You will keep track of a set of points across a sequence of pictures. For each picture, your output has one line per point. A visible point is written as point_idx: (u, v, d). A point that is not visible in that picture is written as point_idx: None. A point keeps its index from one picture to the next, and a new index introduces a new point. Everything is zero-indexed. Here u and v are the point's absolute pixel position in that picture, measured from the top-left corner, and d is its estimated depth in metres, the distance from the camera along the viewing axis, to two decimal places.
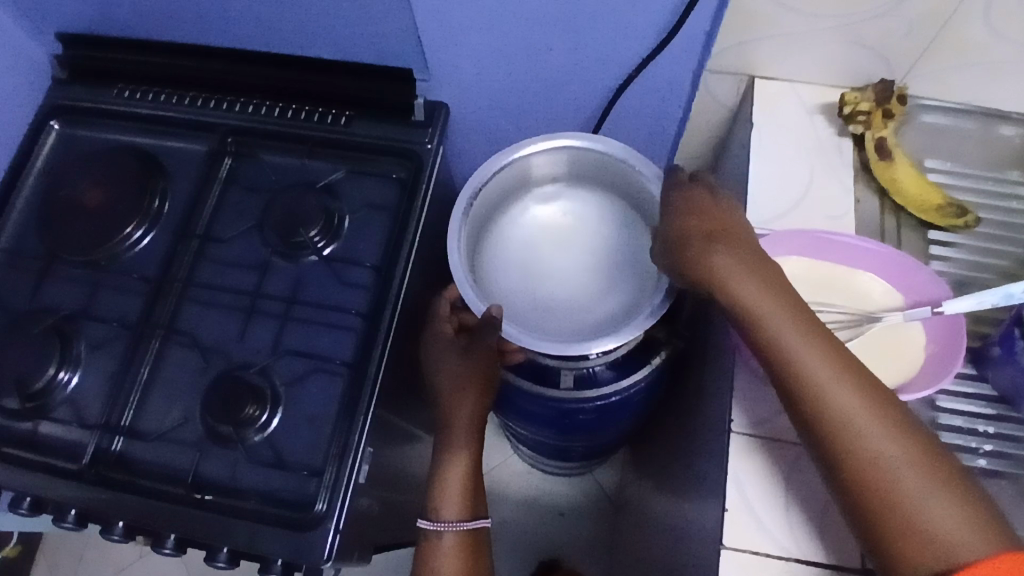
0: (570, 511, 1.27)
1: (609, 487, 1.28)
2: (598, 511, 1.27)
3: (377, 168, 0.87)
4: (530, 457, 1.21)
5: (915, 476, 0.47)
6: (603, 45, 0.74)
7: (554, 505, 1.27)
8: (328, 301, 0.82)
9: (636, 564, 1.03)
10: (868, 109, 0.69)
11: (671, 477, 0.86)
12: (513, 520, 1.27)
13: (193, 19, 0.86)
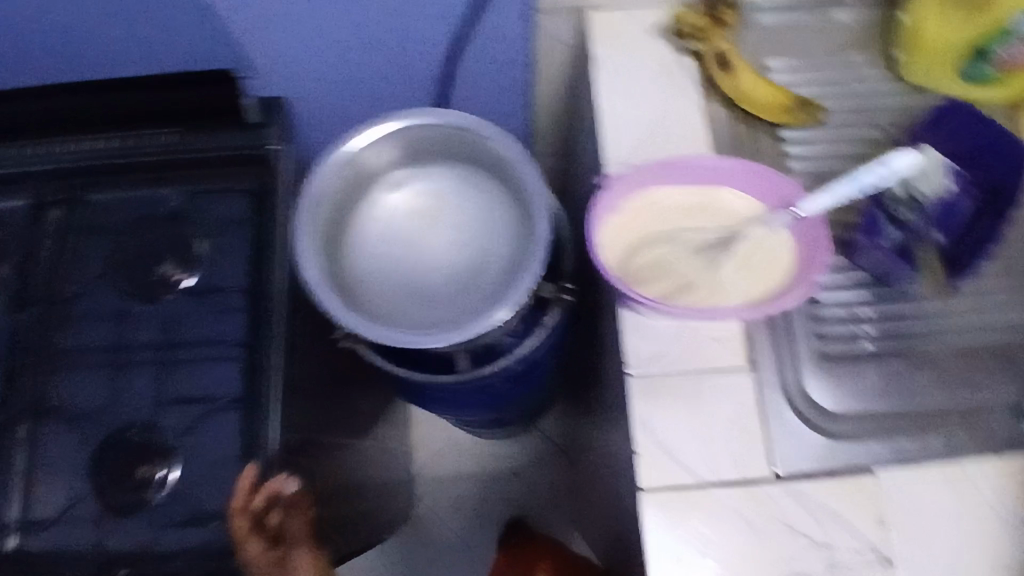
0: (523, 471, 1.27)
1: (557, 436, 1.28)
2: (551, 460, 1.28)
3: (222, 185, 0.83)
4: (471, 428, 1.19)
5: None
6: (422, 2, 0.71)
7: (508, 467, 1.27)
8: (204, 336, 0.79)
9: (591, 506, 1.04)
10: (698, 21, 0.68)
11: (600, 424, 0.86)
12: (471, 491, 1.26)
13: None
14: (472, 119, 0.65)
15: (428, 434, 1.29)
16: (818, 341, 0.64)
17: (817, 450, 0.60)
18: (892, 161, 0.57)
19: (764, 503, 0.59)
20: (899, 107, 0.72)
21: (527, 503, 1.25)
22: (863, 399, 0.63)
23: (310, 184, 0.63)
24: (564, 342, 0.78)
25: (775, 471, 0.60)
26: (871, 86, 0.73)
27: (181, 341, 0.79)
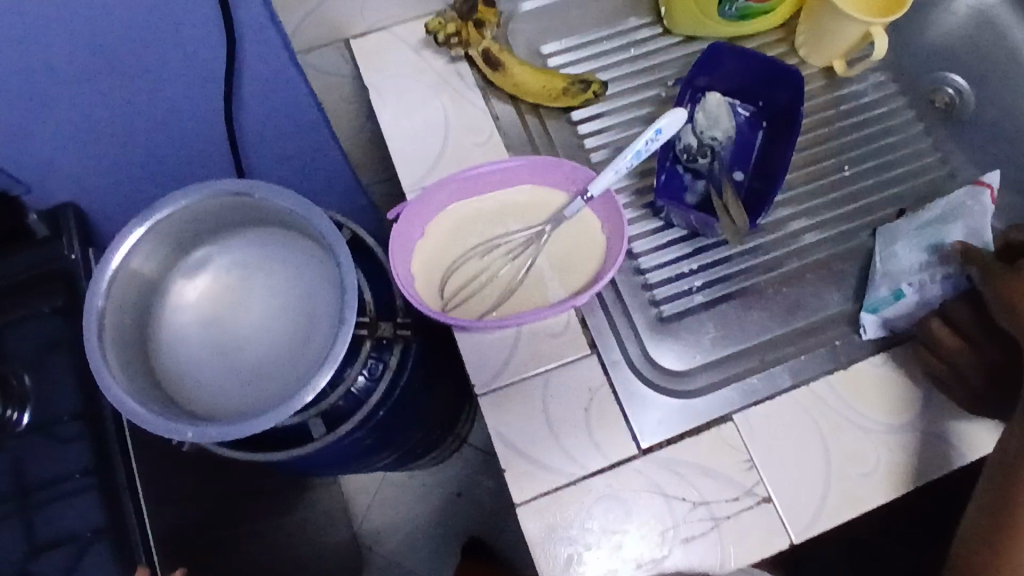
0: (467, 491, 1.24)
1: (490, 448, 1.24)
2: (489, 472, 1.23)
3: (26, 311, 0.76)
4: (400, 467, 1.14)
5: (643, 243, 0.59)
6: (172, 75, 0.67)
7: (450, 489, 1.23)
8: (51, 474, 0.73)
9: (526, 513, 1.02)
10: (457, 28, 0.66)
11: None
12: (420, 525, 1.23)
13: None
14: (249, 184, 0.61)
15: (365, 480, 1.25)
16: (652, 307, 0.65)
17: (675, 413, 0.61)
18: (661, 124, 0.58)
19: (637, 480, 0.59)
20: (681, 59, 0.72)
21: (477, 522, 1.22)
22: (710, 351, 0.64)
23: (92, 304, 0.57)
24: (426, 371, 0.77)
25: (638, 446, 0.60)
26: (648, 45, 0.73)
27: (33, 485, 0.73)
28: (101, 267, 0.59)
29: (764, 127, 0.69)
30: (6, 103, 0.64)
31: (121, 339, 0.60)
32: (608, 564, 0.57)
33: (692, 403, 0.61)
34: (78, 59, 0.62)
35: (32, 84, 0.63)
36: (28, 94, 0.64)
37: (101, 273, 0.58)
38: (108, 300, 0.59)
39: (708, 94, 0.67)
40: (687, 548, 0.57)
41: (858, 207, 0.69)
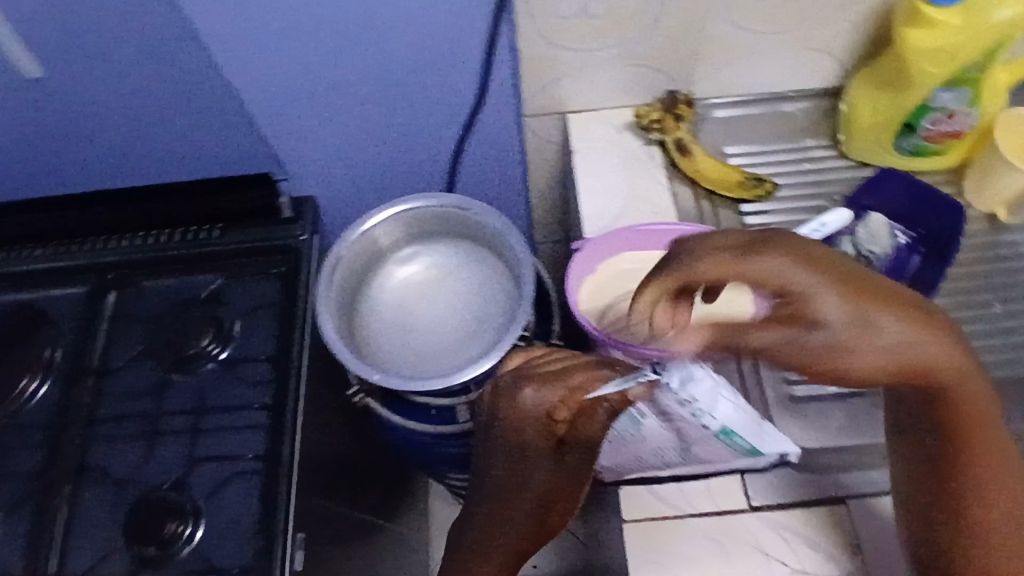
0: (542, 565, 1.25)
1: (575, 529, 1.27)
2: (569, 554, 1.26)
3: (257, 269, 0.93)
4: None
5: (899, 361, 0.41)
6: (425, 112, 0.86)
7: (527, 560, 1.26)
8: (231, 403, 0.87)
9: None
10: (659, 116, 0.80)
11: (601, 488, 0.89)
12: None
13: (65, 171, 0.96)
14: (471, 204, 0.78)
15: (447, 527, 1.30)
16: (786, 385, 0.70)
17: (788, 482, 0.65)
18: (826, 219, 0.66)
19: (739, 531, 0.63)
20: (847, 176, 0.82)
21: None
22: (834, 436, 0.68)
23: (334, 255, 0.74)
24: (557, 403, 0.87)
25: (749, 502, 0.64)
26: (820, 164, 0.83)
27: (212, 407, 0.87)
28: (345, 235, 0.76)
29: (921, 250, 0.74)
30: (303, 109, 0.85)
31: (339, 293, 0.76)
32: None
33: (806, 477, 0.65)
34: (364, 86, 0.82)
35: (327, 96, 0.83)
36: (321, 105, 0.84)
37: (345, 238, 0.75)
38: (343, 259, 0.76)
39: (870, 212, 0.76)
40: None
41: (1001, 341, 0.72)
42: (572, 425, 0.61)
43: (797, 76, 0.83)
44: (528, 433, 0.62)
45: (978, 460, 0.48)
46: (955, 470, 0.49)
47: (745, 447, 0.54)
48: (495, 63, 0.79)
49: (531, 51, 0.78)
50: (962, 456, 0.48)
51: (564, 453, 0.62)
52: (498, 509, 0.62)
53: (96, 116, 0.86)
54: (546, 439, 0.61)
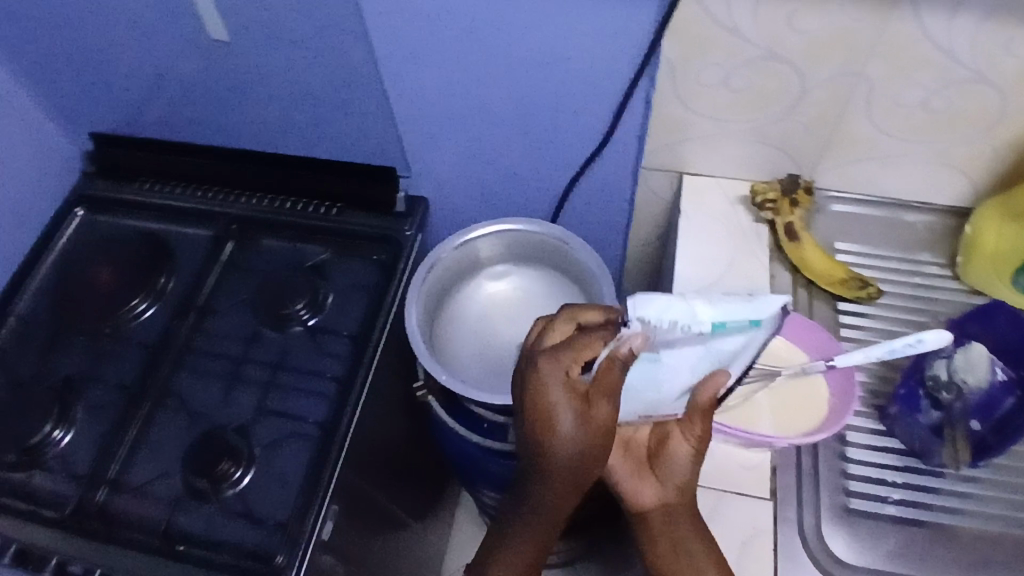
0: None
1: None
2: None
3: (361, 252, 1.01)
4: None
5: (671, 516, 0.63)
6: (549, 147, 0.89)
7: None
8: (308, 367, 0.93)
9: None
10: (775, 197, 0.80)
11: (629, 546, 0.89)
12: None
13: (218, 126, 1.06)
14: (569, 237, 0.82)
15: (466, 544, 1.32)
16: (844, 493, 0.68)
17: None
18: (925, 336, 0.63)
19: None
20: (957, 301, 0.80)
21: None
22: (882, 560, 0.65)
23: (433, 256, 0.81)
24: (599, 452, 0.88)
25: None
26: (934, 281, 0.82)
27: (290, 366, 0.93)
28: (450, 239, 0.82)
29: (1019, 393, 0.67)
30: (438, 119, 0.90)
31: (431, 289, 0.83)
32: None
33: None
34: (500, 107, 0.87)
35: (462, 113, 0.88)
36: (455, 119, 0.90)
37: (449, 242, 0.81)
38: (443, 260, 0.83)
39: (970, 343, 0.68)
40: None
41: None
42: (586, 402, 0.57)
43: (926, 189, 0.82)
44: (552, 422, 0.57)
45: (688, 546, 0.62)
46: (671, 546, 0.62)
47: (745, 328, 0.51)
48: (624, 116, 0.82)
49: (664, 108, 0.80)
50: (672, 530, 0.62)
51: (583, 439, 0.57)
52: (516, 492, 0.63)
53: (259, 84, 0.95)
54: (577, 423, 0.57)
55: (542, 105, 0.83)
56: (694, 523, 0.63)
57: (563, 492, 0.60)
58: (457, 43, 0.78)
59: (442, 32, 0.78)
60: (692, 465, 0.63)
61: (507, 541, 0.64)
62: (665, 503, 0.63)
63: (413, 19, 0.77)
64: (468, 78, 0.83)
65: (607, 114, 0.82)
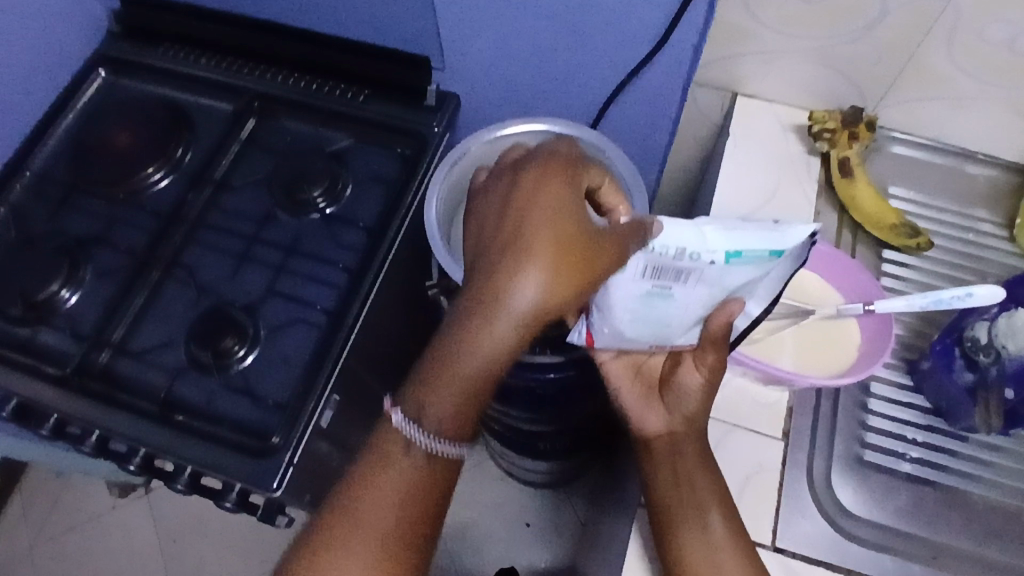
0: (535, 524, 1.28)
1: (578, 504, 1.29)
2: (564, 525, 1.27)
3: (384, 142, 0.97)
4: (504, 457, 1.22)
5: (684, 445, 0.61)
6: (594, 48, 0.83)
7: (522, 516, 1.28)
8: (321, 255, 0.90)
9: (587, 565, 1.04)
10: (834, 127, 0.74)
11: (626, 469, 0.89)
12: (482, 520, 1.28)
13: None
14: (606, 142, 0.78)
15: None
16: (858, 444, 0.66)
17: (825, 539, 0.60)
18: (977, 290, 0.58)
19: None
20: (1005, 263, 0.74)
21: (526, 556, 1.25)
22: (887, 514, 0.63)
23: (459, 151, 0.79)
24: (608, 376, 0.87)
25: (773, 542, 0.60)
26: (984, 238, 0.75)
27: (302, 252, 0.90)
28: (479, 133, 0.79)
29: None
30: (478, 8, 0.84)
31: (454, 184, 0.81)
32: None
33: (847, 541, 0.61)
34: None
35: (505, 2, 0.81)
36: (496, 7, 0.83)
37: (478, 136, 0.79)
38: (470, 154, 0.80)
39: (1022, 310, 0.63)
40: None
41: None
42: (592, 231, 0.51)
43: (998, 138, 0.75)
44: (554, 237, 0.50)
45: (694, 477, 0.59)
46: (677, 474, 0.59)
47: (762, 257, 0.54)
48: (680, 23, 0.74)
49: (727, 16, 0.73)
50: (677, 460, 0.60)
51: (581, 262, 0.50)
52: (477, 317, 0.50)
53: None
54: (580, 246, 0.50)
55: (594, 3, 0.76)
56: (705, 455, 0.60)
57: (543, 320, 0.51)
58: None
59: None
60: (705, 397, 0.61)
61: (440, 388, 0.51)
62: (671, 432, 0.62)
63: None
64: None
65: (662, 20, 0.74)
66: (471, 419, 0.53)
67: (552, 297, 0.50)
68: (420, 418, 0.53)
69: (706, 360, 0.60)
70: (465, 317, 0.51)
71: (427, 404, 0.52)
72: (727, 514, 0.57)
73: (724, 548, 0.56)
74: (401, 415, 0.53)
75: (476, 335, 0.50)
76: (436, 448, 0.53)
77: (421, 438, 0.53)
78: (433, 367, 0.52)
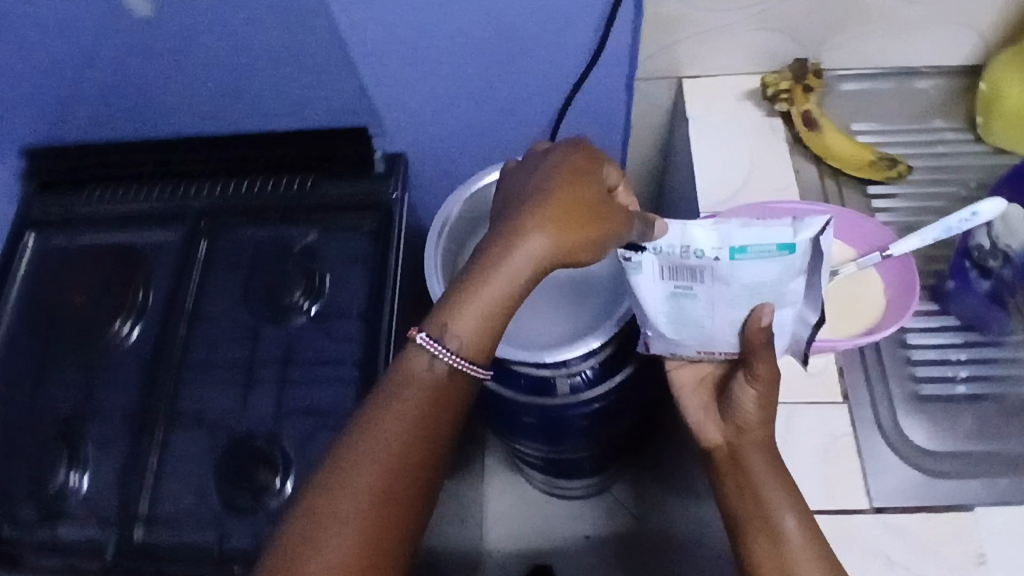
0: (594, 534, 1.27)
1: (627, 501, 1.29)
2: (622, 526, 1.28)
3: (348, 223, 0.94)
4: (546, 483, 1.21)
5: (745, 452, 0.61)
6: (533, 71, 0.82)
7: (579, 529, 1.28)
8: (324, 357, 0.87)
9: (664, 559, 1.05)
10: (788, 87, 0.74)
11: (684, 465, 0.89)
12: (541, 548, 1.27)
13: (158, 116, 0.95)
14: None
15: (500, 486, 1.32)
16: (913, 382, 0.67)
17: (912, 486, 0.62)
18: (981, 207, 0.59)
19: (858, 532, 0.61)
20: (981, 165, 0.75)
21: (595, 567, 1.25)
22: (961, 441, 0.65)
23: (442, 214, 0.78)
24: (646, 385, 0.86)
25: (869, 503, 0.62)
26: (956, 146, 0.77)
27: (303, 360, 0.87)
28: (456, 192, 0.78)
29: None
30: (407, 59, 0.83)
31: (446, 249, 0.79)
32: None
33: (932, 480, 0.62)
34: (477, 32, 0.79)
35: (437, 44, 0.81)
36: (427, 55, 0.83)
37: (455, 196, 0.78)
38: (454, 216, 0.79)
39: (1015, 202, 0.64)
40: None
41: None
42: (603, 200, 0.60)
43: (941, 48, 0.77)
44: (575, 195, 0.59)
45: (762, 486, 0.59)
46: (746, 484, 0.60)
47: (769, 253, 0.57)
48: (616, 17, 0.75)
49: (658, 7, 0.73)
50: (739, 468, 0.60)
51: (593, 217, 0.59)
52: (507, 246, 0.58)
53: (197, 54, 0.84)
54: (594, 206, 0.59)
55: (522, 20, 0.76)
56: (771, 464, 0.60)
57: (554, 263, 0.58)
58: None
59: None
60: (765, 408, 0.61)
61: (458, 316, 0.58)
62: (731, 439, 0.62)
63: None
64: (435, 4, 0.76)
65: (595, 25, 0.76)
66: (486, 349, 0.59)
67: (564, 243, 0.58)
68: (443, 332, 0.58)
69: (755, 372, 0.60)
70: (492, 250, 0.58)
71: (456, 319, 0.57)
72: (797, 518, 0.58)
73: (801, 553, 0.56)
74: (424, 330, 0.58)
75: (502, 261, 0.58)
76: (455, 364, 0.57)
77: (441, 352, 0.57)
78: (461, 290, 0.58)
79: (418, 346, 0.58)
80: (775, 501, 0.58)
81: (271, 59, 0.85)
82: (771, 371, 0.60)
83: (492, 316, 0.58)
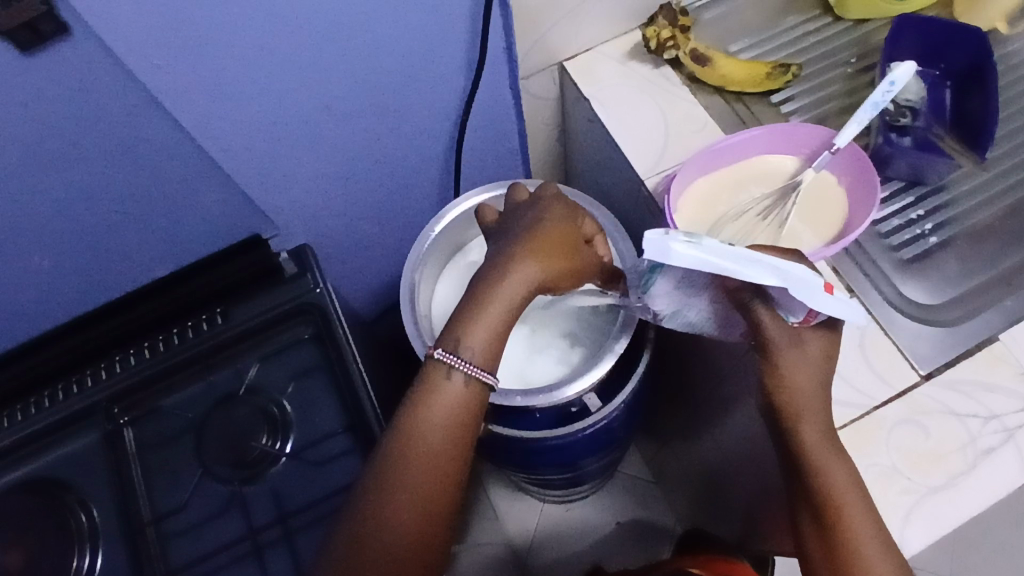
0: (625, 518, 1.22)
1: (640, 471, 1.25)
2: (648, 493, 1.24)
3: (284, 340, 0.80)
4: (564, 494, 1.16)
5: (804, 419, 0.58)
6: (418, 107, 0.81)
7: (609, 517, 1.22)
8: (320, 491, 0.74)
9: (707, 507, 1.04)
10: (669, 33, 0.76)
11: (701, 416, 0.88)
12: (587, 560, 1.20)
13: (22, 311, 0.80)
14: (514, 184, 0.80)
15: (518, 519, 1.23)
16: (894, 252, 0.70)
17: (943, 339, 0.64)
18: (897, 74, 0.62)
19: (925, 403, 0.62)
20: (849, 40, 0.80)
21: (643, 546, 1.20)
22: (956, 284, 0.69)
23: (409, 284, 0.77)
24: (655, 371, 0.84)
25: (919, 374, 0.63)
26: (822, 33, 0.81)
27: (299, 505, 0.74)
28: (412, 253, 0.79)
29: (949, 83, 0.77)
30: (293, 144, 0.78)
31: (424, 315, 0.79)
32: (923, 485, 0.59)
33: (956, 327, 0.65)
34: (357, 86, 0.75)
35: (315, 111, 0.75)
36: (311, 127, 0.77)
37: (416, 253, 0.79)
38: (417, 278, 0.79)
39: (901, 62, 0.63)
40: (994, 459, 0.59)
41: None
42: (579, 249, 0.66)
43: None
44: (556, 232, 0.64)
45: (824, 462, 0.57)
46: (806, 460, 0.58)
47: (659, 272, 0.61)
48: (489, 26, 0.75)
49: (525, 5, 0.75)
50: (802, 434, 0.58)
51: (569, 251, 0.64)
52: (503, 271, 0.61)
53: (48, 226, 0.71)
54: (570, 241, 0.65)
55: (395, 52, 0.73)
56: (830, 437, 0.58)
57: (542, 288, 0.62)
58: (279, 34, 0.66)
59: (245, 25, 0.64)
60: (816, 374, 0.59)
61: (464, 341, 0.59)
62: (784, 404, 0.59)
63: (194, 23, 0.61)
64: (302, 78, 0.71)
65: (472, 36, 0.75)
66: (496, 363, 0.61)
67: (551, 268, 0.62)
68: (459, 346, 0.59)
69: (773, 345, 0.58)
70: (490, 278, 0.61)
71: (470, 331, 0.59)
72: (859, 499, 0.56)
73: (864, 538, 0.55)
74: (442, 345, 0.59)
75: (501, 286, 0.60)
76: (470, 373, 0.59)
77: (458, 364, 0.59)
78: (467, 310, 0.60)
79: (436, 362, 0.60)
80: (837, 478, 0.57)
81: (136, 199, 0.73)
82: (786, 333, 0.58)
83: (499, 332, 0.60)
